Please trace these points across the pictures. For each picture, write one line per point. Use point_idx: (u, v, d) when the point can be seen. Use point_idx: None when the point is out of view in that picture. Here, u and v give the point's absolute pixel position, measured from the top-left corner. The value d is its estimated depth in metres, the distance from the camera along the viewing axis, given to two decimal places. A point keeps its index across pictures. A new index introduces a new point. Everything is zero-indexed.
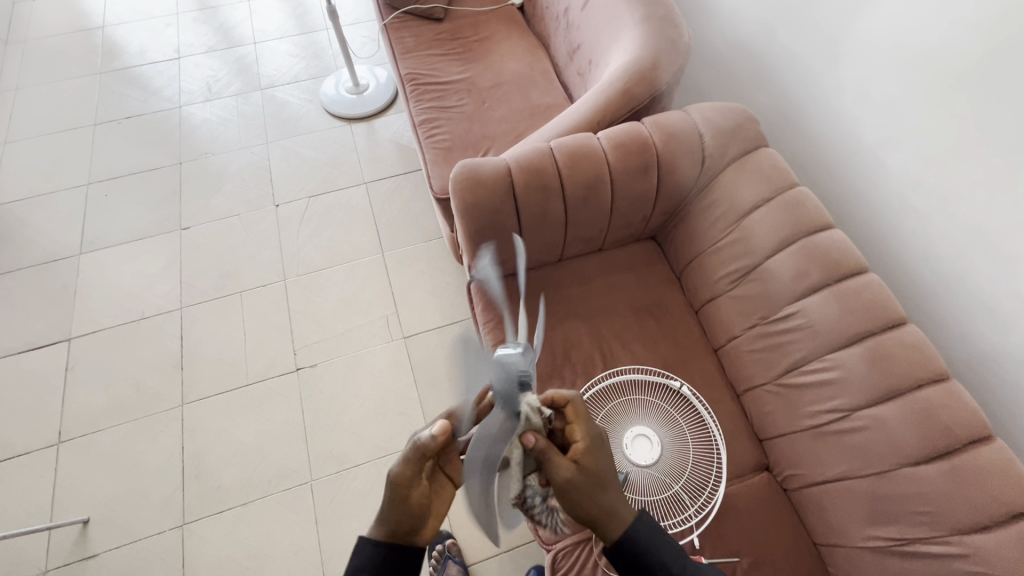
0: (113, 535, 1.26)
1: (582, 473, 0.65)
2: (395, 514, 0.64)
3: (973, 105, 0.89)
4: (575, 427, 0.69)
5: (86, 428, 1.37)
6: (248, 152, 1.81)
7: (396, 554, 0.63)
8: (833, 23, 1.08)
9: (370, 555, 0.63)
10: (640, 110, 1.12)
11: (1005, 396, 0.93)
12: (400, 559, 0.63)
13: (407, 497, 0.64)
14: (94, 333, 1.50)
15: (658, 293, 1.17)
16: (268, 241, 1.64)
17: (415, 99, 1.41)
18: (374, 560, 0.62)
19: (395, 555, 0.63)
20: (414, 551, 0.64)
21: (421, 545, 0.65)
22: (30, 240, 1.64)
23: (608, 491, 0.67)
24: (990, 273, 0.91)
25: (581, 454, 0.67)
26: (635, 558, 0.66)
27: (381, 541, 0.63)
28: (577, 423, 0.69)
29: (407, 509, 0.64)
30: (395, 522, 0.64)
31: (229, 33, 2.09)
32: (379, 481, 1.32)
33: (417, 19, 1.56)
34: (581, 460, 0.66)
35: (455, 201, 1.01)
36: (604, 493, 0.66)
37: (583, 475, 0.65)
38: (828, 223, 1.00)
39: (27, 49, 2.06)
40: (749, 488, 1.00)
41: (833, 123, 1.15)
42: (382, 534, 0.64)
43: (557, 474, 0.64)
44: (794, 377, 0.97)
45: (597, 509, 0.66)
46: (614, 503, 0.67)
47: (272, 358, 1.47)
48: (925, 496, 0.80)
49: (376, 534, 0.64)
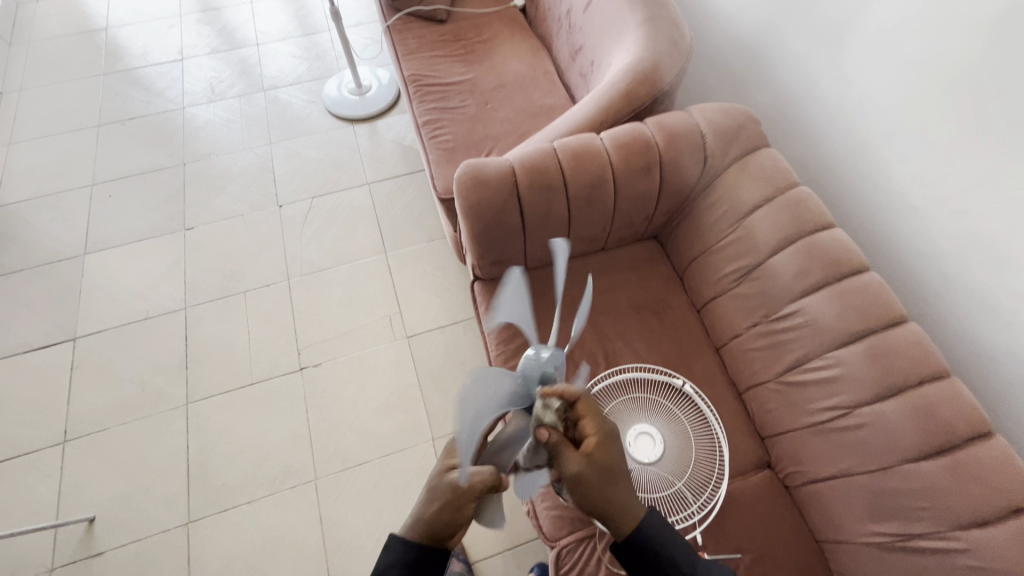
0: (119, 534, 1.26)
1: (595, 467, 0.64)
2: (440, 520, 0.63)
3: (973, 105, 0.90)
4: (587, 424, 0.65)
5: (92, 427, 1.38)
6: (251, 153, 1.82)
7: (423, 555, 0.64)
8: (834, 23, 1.09)
9: (399, 555, 0.64)
10: (642, 111, 1.13)
11: (1005, 393, 0.94)
12: (429, 560, 0.64)
13: (461, 507, 0.63)
14: (99, 332, 1.51)
15: (661, 292, 1.18)
16: (272, 241, 1.65)
17: (419, 100, 1.42)
18: (403, 559, 0.63)
19: (422, 555, 0.64)
20: (442, 554, 0.65)
21: (449, 548, 0.66)
22: (35, 240, 1.65)
23: (617, 488, 0.65)
24: (991, 271, 0.92)
25: (595, 450, 0.64)
26: (645, 552, 0.67)
27: (412, 541, 0.64)
28: (591, 417, 0.66)
29: (455, 518, 0.63)
30: (440, 527, 0.63)
31: (232, 35, 2.10)
32: (383, 480, 1.32)
33: (420, 21, 1.57)
34: (597, 458, 0.64)
35: (459, 201, 1.02)
36: (612, 490, 0.65)
37: (592, 471, 0.64)
38: (829, 222, 1.00)
39: (31, 50, 2.07)
40: (751, 484, 1.00)
41: (833, 123, 1.16)
42: (415, 535, 0.64)
43: (573, 462, 0.63)
44: (795, 376, 0.98)
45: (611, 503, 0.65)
46: (624, 501, 0.66)
47: (276, 357, 1.47)
48: (926, 492, 0.81)
49: (407, 534, 0.65)
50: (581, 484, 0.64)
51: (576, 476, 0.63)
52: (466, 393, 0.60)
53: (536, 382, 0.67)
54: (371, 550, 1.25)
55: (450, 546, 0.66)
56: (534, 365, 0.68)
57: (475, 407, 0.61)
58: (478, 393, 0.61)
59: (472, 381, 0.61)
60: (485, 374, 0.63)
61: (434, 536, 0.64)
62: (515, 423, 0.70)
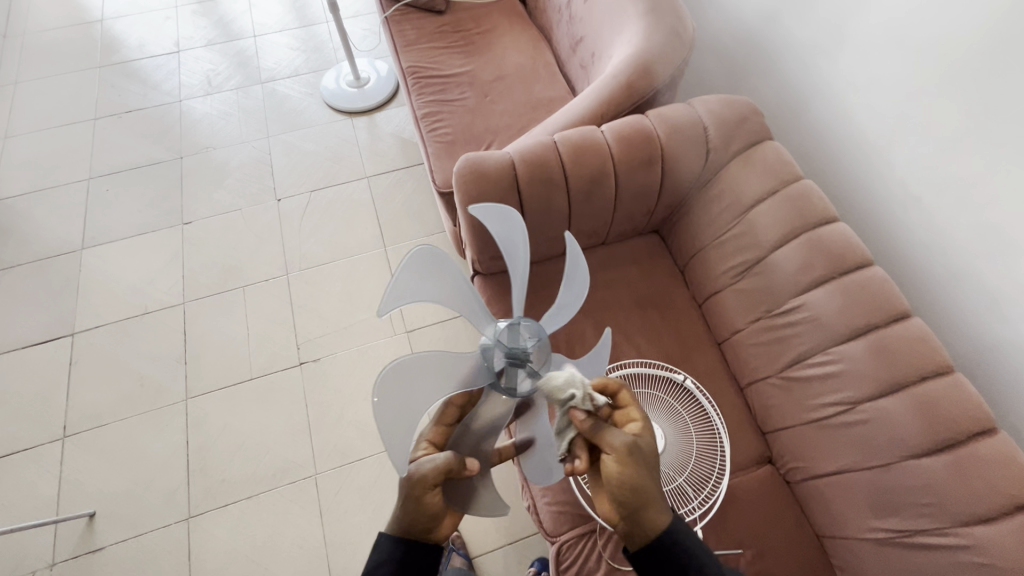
0: (119, 529, 1.26)
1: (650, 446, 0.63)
2: (412, 516, 0.62)
3: (979, 97, 0.89)
4: (630, 409, 0.67)
5: (91, 422, 1.38)
6: (249, 146, 1.80)
7: (412, 551, 0.63)
8: (839, 13, 1.07)
9: (388, 552, 0.62)
10: (644, 104, 1.12)
11: (1008, 388, 0.93)
12: (418, 554, 0.63)
13: (419, 497, 0.61)
14: (97, 328, 1.50)
15: (662, 287, 1.18)
16: (270, 236, 1.64)
17: (417, 92, 1.40)
18: (395, 556, 0.62)
19: (412, 551, 0.63)
20: (432, 549, 0.64)
21: (438, 541, 0.65)
22: (31, 235, 1.64)
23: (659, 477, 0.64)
24: (995, 266, 0.91)
25: (643, 429, 0.65)
26: (678, 556, 0.61)
27: (398, 536, 0.63)
28: (634, 405, 0.68)
29: (420, 509, 0.62)
30: (421, 520, 0.62)
31: (229, 26, 2.08)
32: (383, 475, 1.32)
33: (418, 12, 1.55)
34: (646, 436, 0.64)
35: (459, 195, 1.01)
36: (654, 478, 0.62)
37: (643, 448, 0.62)
38: (833, 216, 0.99)
39: (26, 43, 2.05)
40: (752, 480, 1.00)
41: (837, 115, 1.14)
42: (401, 530, 0.63)
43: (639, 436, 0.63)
44: (797, 372, 0.97)
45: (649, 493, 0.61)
46: (661, 497, 0.62)
47: (276, 353, 1.47)
48: (929, 488, 0.80)
49: (394, 530, 0.63)
50: (632, 457, 0.61)
51: (632, 447, 0.61)
52: (392, 375, 0.56)
53: (502, 357, 0.68)
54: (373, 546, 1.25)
55: (439, 540, 0.65)
56: (495, 342, 0.68)
57: (406, 397, 0.57)
58: (405, 387, 0.57)
59: (399, 367, 0.57)
60: (416, 359, 0.59)
61: (419, 531, 0.63)
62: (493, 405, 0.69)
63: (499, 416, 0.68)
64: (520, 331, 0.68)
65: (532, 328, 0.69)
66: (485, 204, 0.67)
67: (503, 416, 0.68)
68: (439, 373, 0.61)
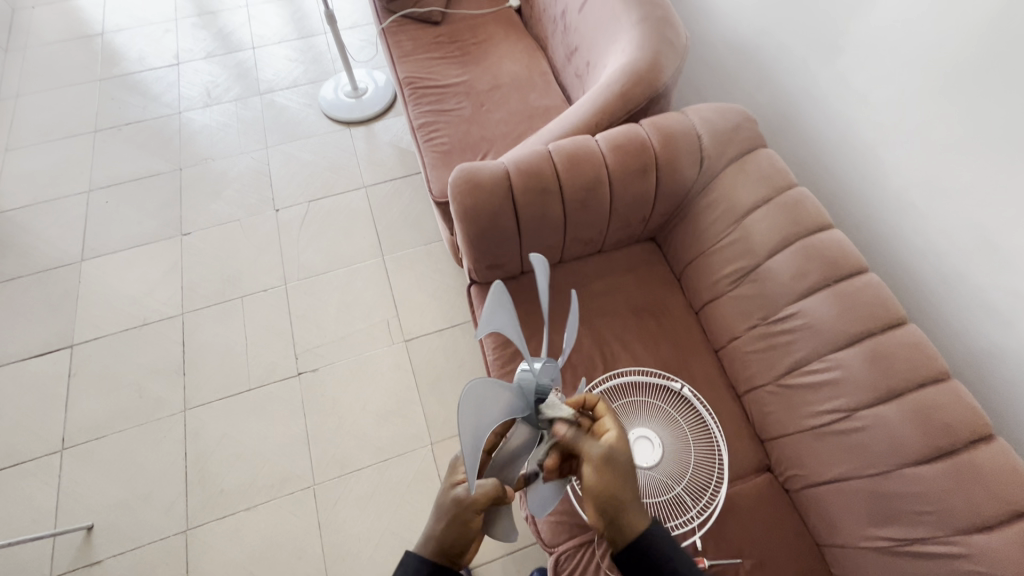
0: (117, 541, 1.26)
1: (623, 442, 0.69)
2: (452, 538, 0.63)
3: (972, 104, 0.89)
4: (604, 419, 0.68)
5: (90, 434, 1.38)
6: (248, 157, 1.81)
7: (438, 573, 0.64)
8: (831, 20, 1.08)
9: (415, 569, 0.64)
10: (639, 112, 1.12)
11: (1004, 394, 0.93)
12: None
13: (466, 520, 0.62)
14: (97, 339, 1.51)
15: (658, 294, 1.18)
16: (268, 246, 1.65)
17: (414, 103, 1.41)
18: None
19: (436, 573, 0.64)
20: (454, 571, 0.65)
21: (462, 565, 0.66)
22: (31, 247, 1.65)
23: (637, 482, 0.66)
24: (991, 272, 0.91)
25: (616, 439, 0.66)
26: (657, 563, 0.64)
27: (428, 559, 0.63)
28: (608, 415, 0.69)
29: (463, 532, 0.63)
30: (455, 543, 0.63)
31: (228, 38, 2.10)
32: (381, 485, 1.32)
33: (415, 23, 1.56)
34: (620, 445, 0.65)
35: (455, 205, 1.02)
36: (631, 483, 0.65)
37: (616, 459, 0.64)
38: (827, 222, 1.00)
39: (28, 56, 2.07)
40: (751, 488, 1.00)
41: (830, 121, 1.15)
42: (430, 552, 0.64)
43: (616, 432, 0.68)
44: (794, 379, 0.97)
45: (626, 499, 0.63)
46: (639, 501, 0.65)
47: (274, 362, 1.47)
48: (927, 496, 0.80)
49: (422, 550, 0.64)
50: (609, 466, 0.63)
51: (607, 458, 0.63)
52: (466, 405, 0.51)
53: (533, 394, 0.64)
54: (370, 556, 1.24)
55: (464, 562, 0.66)
56: (530, 380, 0.64)
57: (473, 420, 0.53)
58: (472, 416, 0.52)
59: (470, 392, 0.52)
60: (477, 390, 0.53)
61: (448, 553, 0.63)
62: (517, 437, 0.66)
63: (520, 447, 0.66)
64: (547, 370, 0.66)
65: (553, 368, 0.67)
66: (541, 257, 0.60)
67: (523, 449, 0.66)
68: (498, 394, 0.57)
